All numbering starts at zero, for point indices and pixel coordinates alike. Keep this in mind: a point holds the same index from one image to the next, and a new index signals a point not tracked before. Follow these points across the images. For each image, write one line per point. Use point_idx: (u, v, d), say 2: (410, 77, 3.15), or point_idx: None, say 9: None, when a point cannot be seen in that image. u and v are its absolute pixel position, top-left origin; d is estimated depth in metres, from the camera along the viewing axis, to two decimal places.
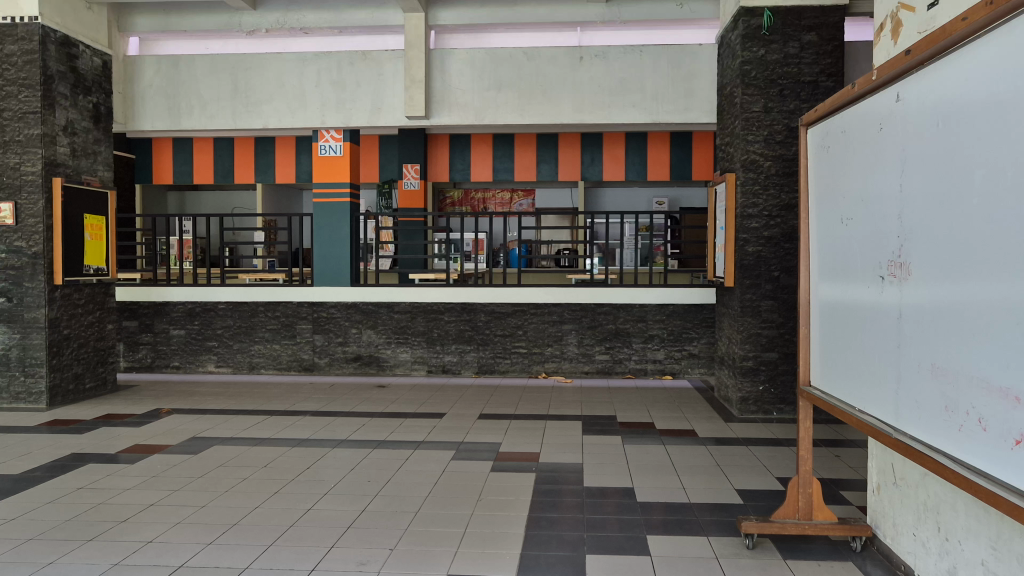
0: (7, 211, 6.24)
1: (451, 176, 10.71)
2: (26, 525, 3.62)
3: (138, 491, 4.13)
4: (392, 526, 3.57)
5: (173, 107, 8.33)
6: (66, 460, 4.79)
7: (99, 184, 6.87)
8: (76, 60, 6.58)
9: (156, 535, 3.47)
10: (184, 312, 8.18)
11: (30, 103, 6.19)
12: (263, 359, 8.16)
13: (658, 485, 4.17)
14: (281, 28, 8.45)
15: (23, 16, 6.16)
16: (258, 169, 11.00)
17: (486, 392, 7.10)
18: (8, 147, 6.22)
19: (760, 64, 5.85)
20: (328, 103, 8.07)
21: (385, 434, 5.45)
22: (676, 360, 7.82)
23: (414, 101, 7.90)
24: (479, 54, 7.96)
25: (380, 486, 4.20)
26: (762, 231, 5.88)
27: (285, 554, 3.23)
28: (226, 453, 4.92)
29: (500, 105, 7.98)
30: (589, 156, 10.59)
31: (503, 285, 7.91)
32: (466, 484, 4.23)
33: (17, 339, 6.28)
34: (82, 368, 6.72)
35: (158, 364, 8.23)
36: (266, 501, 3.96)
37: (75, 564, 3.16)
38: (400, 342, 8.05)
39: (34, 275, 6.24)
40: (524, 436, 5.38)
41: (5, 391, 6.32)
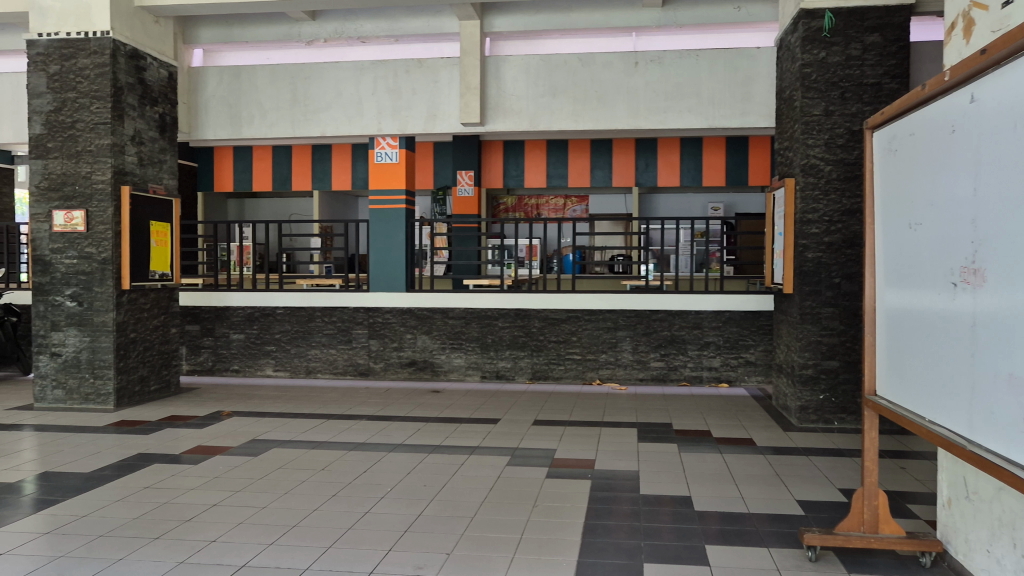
0: (78, 218, 6.45)
1: (505, 182, 10.79)
2: (97, 521, 3.74)
3: (201, 491, 4.23)
4: (449, 530, 3.59)
5: (235, 115, 8.51)
6: (133, 459, 4.93)
7: (165, 192, 7.07)
8: (143, 72, 6.78)
9: (219, 534, 3.55)
10: (243, 317, 8.36)
11: (101, 114, 6.40)
12: (320, 364, 8.30)
13: (715, 494, 4.12)
14: (339, 37, 8.59)
15: (95, 31, 6.39)
16: (315, 177, 11.22)
17: (540, 398, 7.10)
18: (80, 158, 6.44)
19: (820, 67, 5.75)
20: (384, 110, 8.19)
21: (440, 439, 5.48)
22: (732, 368, 7.72)
23: (469, 108, 7.96)
24: (534, 61, 7.98)
25: (435, 491, 4.23)
26: (823, 237, 5.76)
27: (344, 555, 3.28)
28: (286, 455, 5.01)
29: (555, 111, 7.98)
30: (644, 161, 10.52)
31: (557, 291, 7.89)
32: (521, 491, 4.22)
33: (87, 342, 6.49)
34: (147, 370, 6.92)
35: (219, 368, 8.43)
36: (325, 503, 4.02)
37: (143, 561, 3.24)
38: (454, 347, 8.10)
39: (103, 280, 6.44)
40: (579, 442, 5.36)
41: (76, 392, 6.54)
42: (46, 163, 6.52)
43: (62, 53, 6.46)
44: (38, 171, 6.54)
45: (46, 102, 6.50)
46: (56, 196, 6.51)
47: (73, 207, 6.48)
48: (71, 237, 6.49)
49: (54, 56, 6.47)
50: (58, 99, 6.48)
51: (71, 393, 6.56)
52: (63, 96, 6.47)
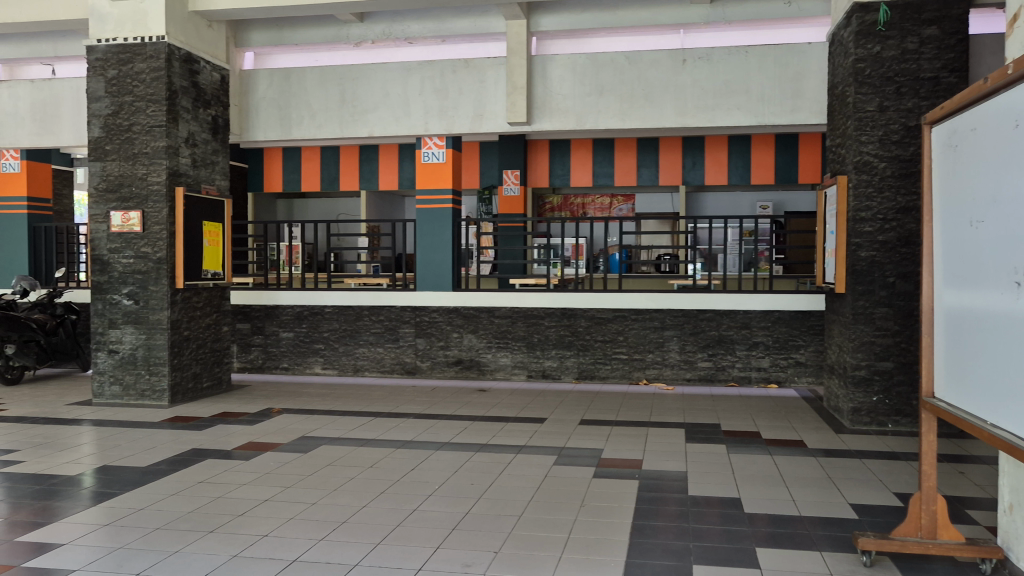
0: (135, 219, 6.61)
1: (551, 181, 10.78)
2: (153, 514, 3.82)
3: (253, 487, 4.30)
4: (497, 529, 3.60)
5: (285, 117, 8.63)
6: (187, 454, 5.04)
7: (217, 193, 7.20)
8: (197, 76, 6.92)
9: (272, 529, 3.61)
10: (293, 315, 8.48)
11: (156, 117, 6.54)
12: (368, 362, 8.39)
13: (765, 496, 4.06)
14: (386, 39, 8.67)
15: (150, 35, 6.55)
16: (362, 177, 11.35)
17: (587, 398, 7.08)
18: (137, 160, 6.60)
19: (875, 61, 5.64)
20: (431, 110, 8.21)
21: (487, 437, 5.50)
22: (782, 368, 7.61)
23: (516, 107, 7.96)
24: (581, 59, 7.95)
25: (482, 489, 4.24)
26: (877, 235, 5.65)
27: (393, 552, 3.31)
28: (335, 452, 5.08)
29: (601, 110, 7.94)
30: (691, 159, 10.43)
31: (603, 291, 7.86)
32: (568, 491, 4.21)
33: (143, 340, 6.65)
34: (200, 367, 7.06)
35: (269, 366, 8.56)
36: (373, 500, 4.06)
37: (198, 554, 3.31)
38: (501, 346, 8.12)
39: (158, 279, 6.59)
40: (626, 442, 5.33)
41: (132, 389, 6.71)
42: (104, 165, 6.69)
43: (120, 57, 6.63)
44: (96, 173, 6.72)
45: (105, 106, 6.67)
46: (114, 197, 6.68)
47: (130, 208, 6.64)
48: (128, 237, 6.66)
49: (112, 61, 6.65)
50: (115, 102, 6.65)
51: (127, 389, 6.73)
52: (120, 99, 6.64)
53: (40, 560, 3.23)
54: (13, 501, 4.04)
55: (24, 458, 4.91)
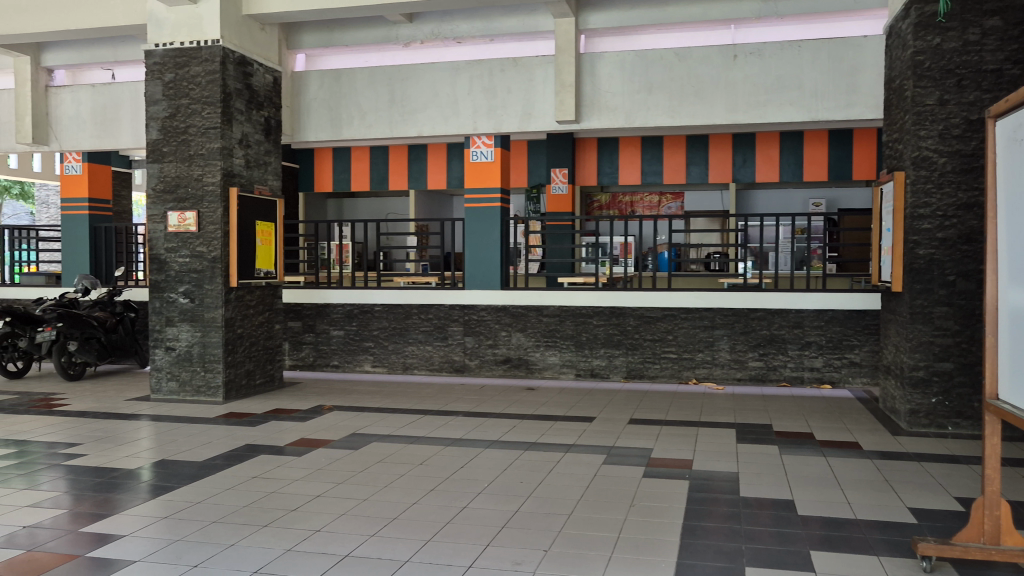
0: (190, 219, 6.76)
1: (599, 179, 10.77)
2: (210, 508, 3.91)
3: (305, 482, 4.36)
4: (546, 527, 3.60)
5: (335, 117, 8.73)
6: (241, 450, 5.14)
7: (270, 193, 7.33)
8: (251, 78, 7.05)
9: (324, 523, 3.66)
10: (343, 313, 8.59)
11: (212, 119, 6.68)
12: (417, 360, 8.45)
13: (820, 499, 3.99)
14: (435, 39, 8.71)
15: (206, 39, 6.69)
16: (411, 176, 11.46)
17: (635, 397, 7.04)
18: (193, 161, 6.75)
19: (934, 54, 5.50)
20: (480, 109, 8.25)
21: (536, 436, 5.51)
22: (836, 369, 7.48)
23: (565, 105, 7.94)
24: (630, 56, 7.89)
25: (532, 488, 4.24)
26: (936, 232, 5.51)
27: (443, 548, 3.34)
28: (385, 449, 5.13)
29: (650, 107, 7.87)
30: (741, 156, 10.32)
31: (653, 289, 7.80)
32: (617, 490, 4.19)
33: (198, 337, 6.79)
34: (253, 364, 7.19)
35: (320, 363, 8.67)
36: (423, 497, 4.09)
37: (253, 547, 3.37)
38: (549, 344, 8.12)
39: (212, 278, 6.73)
40: (676, 442, 5.29)
41: (188, 385, 6.86)
42: (162, 166, 6.85)
43: (176, 61, 6.79)
44: (154, 174, 6.88)
45: (162, 109, 6.83)
46: (170, 198, 6.84)
47: (186, 208, 6.79)
48: (184, 237, 6.82)
49: (169, 65, 6.81)
50: (172, 105, 6.81)
51: (184, 385, 6.88)
52: (177, 102, 6.79)
53: (103, 551, 3.33)
54: (76, 493, 4.16)
55: (86, 452, 5.05)
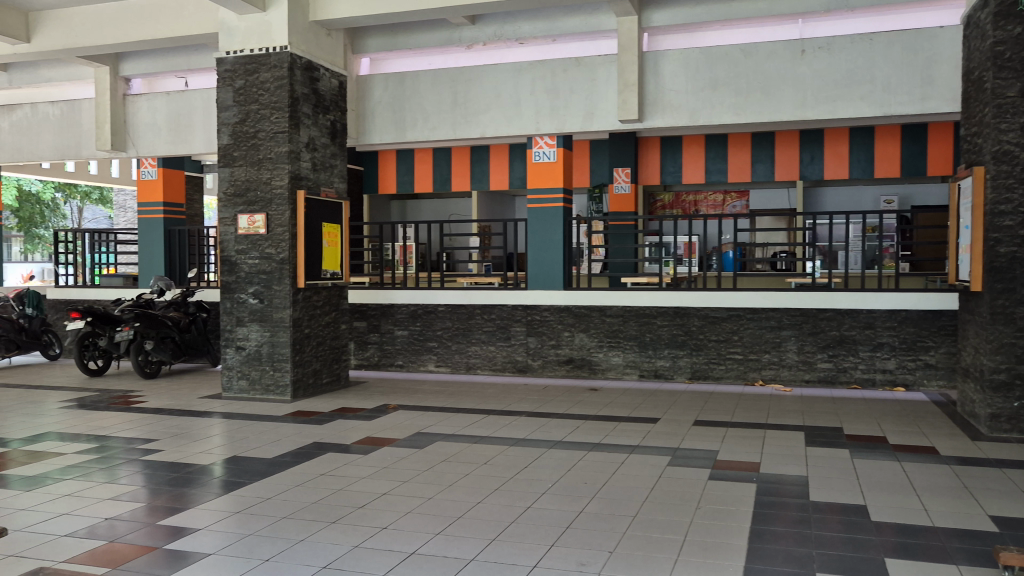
0: (260, 221, 6.93)
1: (662, 179, 10.70)
2: (280, 504, 4.00)
3: (372, 480, 4.43)
4: (610, 529, 3.57)
5: (399, 120, 8.84)
6: (309, 447, 5.24)
7: (335, 195, 7.45)
8: (317, 82, 7.19)
9: (390, 521, 3.71)
10: (407, 313, 8.69)
11: (280, 124, 6.83)
12: (480, 360, 8.49)
13: (894, 504, 3.88)
14: (498, 40, 8.72)
15: (275, 46, 6.85)
16: (473, 177, 11.54)
17: (700, 398, 6.95)
18: (262, 165, 6.91)
19: (1016, 44, 5.28)
20: (543, 110, 8.26)
21: (599, 437, 5.47)
22: (909, 371, 7.25)
23: (628, 105, 7.88)
24: (694, 54, 7.79)
25: (596, 489, 4.21)
26: (1018, 230, 5.32)
27: (508, 548, 3.34)
28: (450, 448, 5.17)
29: (715, 104, 7.76)
30: (809, 154, 10.11)
31: (718, 289, 7.68)
32: (682, 492, 4.14)
33: (267, 337, 6.95)
34: (320, 363, 7.33)
35: (384, 363, 8.79)
36: (487, 496, 4.10)
37: (321, 543, 3.43)
38: (612, 345, 8.07)
39: (281, 278, 6.89)
40: (743, 444, 5.20)
41: (258, 383, 7.02)
42: (232, 170, 7.04)
43: (247, 68, 6.96)
44: (225, 178, 7.07)
45: (233, 115, 7.02)
46: (241, 201, 7.02)
47: (255, 211, 6.96)
48: (254, 239, 6.99)
49: (240, 72, 6.98)
50: (242, 110, 6.98)
51: (253, 383, 7.05)
52: (247, 108, 6.97)
53: (179, 544, 3.43)
54: (152, 488, 4.29)
55: (162, 447, 5.22)
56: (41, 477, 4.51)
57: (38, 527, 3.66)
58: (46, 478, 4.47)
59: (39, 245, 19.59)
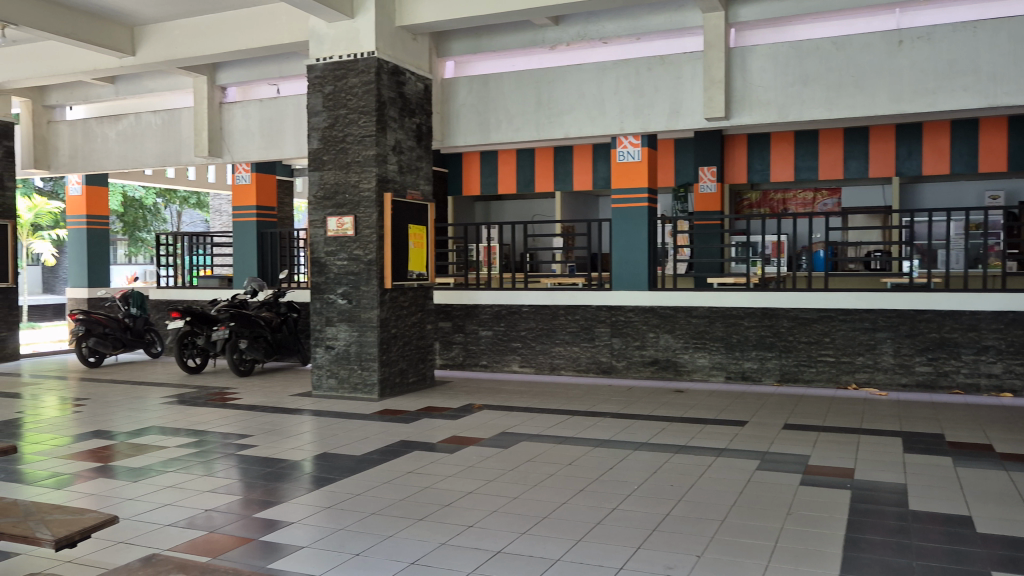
0: (348, 223, 7.09)
1: (749, 177, 10.48)
2: (369, 500, 4.09)
3: (458, 478, 4.48)
4: (697, 533, 3.52)
5: (483, 122, 8.92)
6: (396, 445, 5.33)
7: (421, 197, 7.57)
8: (403, 86, 7.32)
9: (476, 520, 3.74)
10: (492, 314, 8.75)
11: (367, 128, 6.98)
12: (564, 361, 8.48)
13: (1001, 516, 3.69)
14: (582, 40, 8.65)
15: (362, 51, 7.01)
16: (556, 178, 11.55)
17: (790, 401, 6.78)
18: (350, 168, 7.08)
19: None
20: (627, 109, 8.20)
21: (685, 439, 5.40)
22: (1017, 376, 6.88)
23: (714, 102, 7.73)
24: (783, 48, 7.60)
25: (682, 492, 4.16)
26: None
27: (593, 550, 3.32)
28: (534, 448, 5.18)
29: (805, 100, 7.55)
30: (906, 149, 9.73)
31: (809, 290, 7.47)
32: (773, 497, 4.04)
33: (355, 337, 7.11)
34: (407, 363, 7.45)
35: (469, 363, 8.87)
36: (573, 497, 4.10)
37: (409, 539, 3.49)
38: (698, 346, 7.94)
39: (369, 279, 7.03)
40: (835, 449, 5.04)
41: (346, 382, 7.17)
42: (322, 174, 7.22)
43: (336, 74, 7.13)
44: (315, 181, 7.26)
45: (322, 120, 7.20)
46: (330, 204, 7.20)
47: (344, 213, 7.13)
48: (343, 240, 7.16)
49: (329, 77, 7.16)
50: (331, 115, 7.16)
51: (342, 382, 7.20)
52: (335, 113, 7.14)
53: (274, 536, 3.54)
54: (247, 482, 4.45)
55: (256, 443, 5.40)
56: (146, 469, 4.73)
57: (143, 516, 3.84)
58: (150, 470, 4.69)
59: (143, 248, 20.57)
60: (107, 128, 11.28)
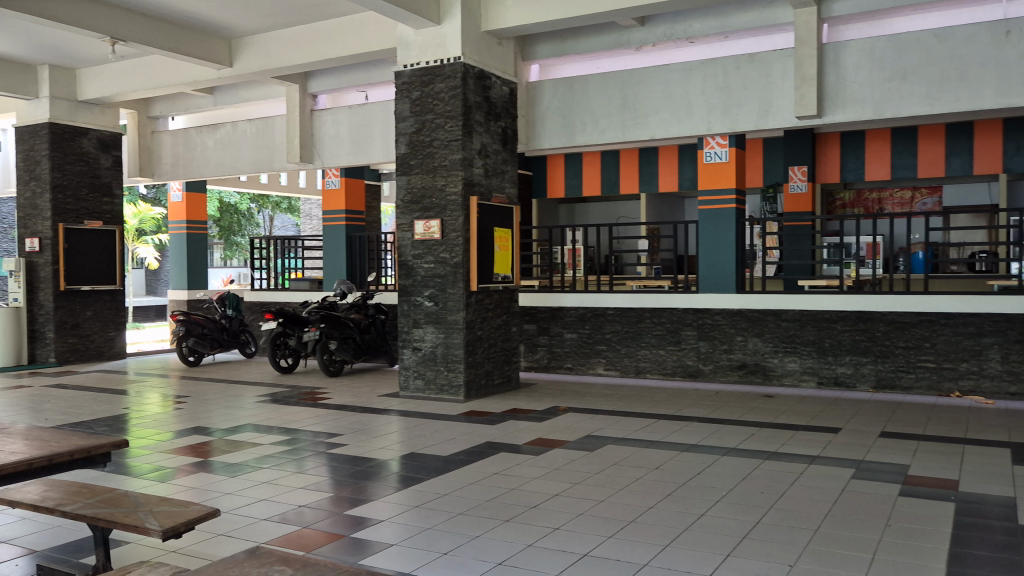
0: (435, 227, 7.19)
1: (842, 176, 10.17)
2: (456, 500, 4.13)
3: (544, 481, 4.48)
4: (791, 541, 3.43)
5: (569, 124, 8.91)
6: (482, 447, 5.38)
7: (506, 200, 7.63)
8: (489, 91, 7.39)
9: (562, 522, 3.74)
10: (577, 317, 8.73)
11: (454, 132, 7.07)
12: (650, 364, 8.39)
13: None
14: (668, 40, 8.55)
15: (449, 57, 7.11)
16: (642, 179, 11.45)
17: (886, 409, 6.53)
18: (437, 172, 7.18)
19: None
20: (715, 109, 8.08)
21: (776, 445, 5.27)
22: None
23: (805, 100, 7.52)
24: (880, 42, 7.34)
25: (773, 499, 4.06)
26: None
27: (683, 555, 3.28)
28: (620, 452, 5.14)
29: (904, 96, 7.26)
30: (1014, 144, 9.23)
31: (907, 292, 7.19)
32: (870, 507, 3.90)
33: (442, 339, 7.20)
34: (492, 365, 7.51)
35: (554, 365, 8.88)
36: (660, 502, 4.05)
37: (497, 540, 3.51)
38: (789, 350, 7.74)
39: (455, 282, 7.12)
40: (938, 460, 4.83)
41: (433, 382, 7.27)
42: (409, 178, 7.34)
43: (423, 79, 7.25)
44: (403, 186, 7.38)
45: (410, 125, 7.32)
46: (417, 208, 7.32)
47: (431, 217, 7.24)
48: (429, 244, 7.26)
49: (416, 83, 7.28)
50: (419, 120, 7.28)
51: (428, 383, 7.31)
52: (422, 118, 7.26)
53: (364, 533, 3.62)
54: (337, 480, 4.56)
55: (346, 442, 5.53)
56: (242, 465, 4.91)
57: (241, 510, 3.98)
58: (246, 466, 4.86)
59: (238, 252, 21.34)
60: (206, 137, 11.75)
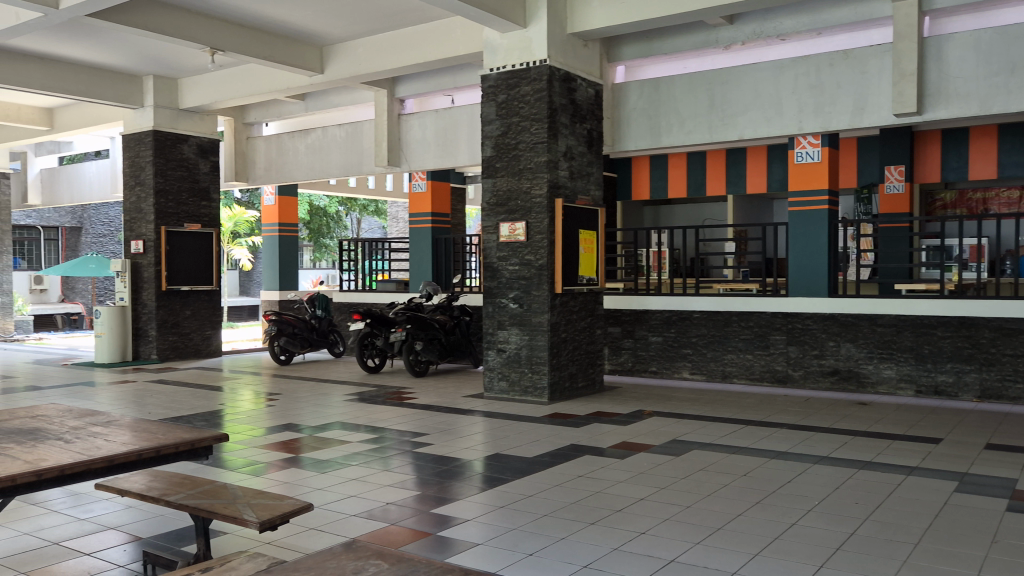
0: (520, 228, 7.23)
1: (943, 175, 9.75)
2: (540, 502, 4.13)
3: (629, 484, 4.44)
4: (889, 556, 3.30)
5: (654, 125, 8.79)
6: (566, 449, 5.36)
7: (591, 203, 7.61)
8: (575, 92, 7.38)
9: (648, 527, 3.69)
10: (661, 320, 8.62)
11: (539, 135, 7.09)
12: (736, 369, 8.21)
13: None
14: (758, 38, 8.37)
15: (535, 60, 7.12)
16: (729, 181, 11.23)
17: (991, 419, 6.22)
18: (522, 174, 7.20)
19: None
20: (807, 108, 7.86)
21: (871, 455, 5.08)
22: None
23: (904, 97, 7.23)
24: (987, 35, 6.99)
25: (868, 510, 3.91)
26: None
27: (773, 565, 3.20)
28: (707, 457, 5.05)
29: (1013, 90, 6.90)
30: None
31: (1014, 298, 6.83)
32: (973, 522, 3.72)
33: (526, 341, 7.22)
34: (576, 367, 7.49)
35: (638, 368, 8.79)
36: (749, 509, 3.96)
37: (583, 542, 3.50)
38: (884, 357, 7.46)
39: (539, 284, 7.14)
40: None
41: (517, 384, 7.30)
42: (495, 181, 7.38)
43: (508, 82, 7.29)
44: (488, 189, 7.44)
45: (495, 128, 7.38)
46: (502, 210, 7.36)
47: (516, 219, 7.27)
48: (514, 246, 7.30)
49: (502, 87, 7.33)
50: (504, 123, 7.32)
51: (513, 384, 7.34)
52: (508, 121, 7.30)
53: (450, 531, 3.66)
54: (422, 478, 4.61)
55: (431, 441, 5.60)
56: (331, 461, 5.03)
57: (331, 505, 4.08)
58: (335, 463, 4.98)
59: (327, 254, 21.91)
60: (298, 142, 12.10)
